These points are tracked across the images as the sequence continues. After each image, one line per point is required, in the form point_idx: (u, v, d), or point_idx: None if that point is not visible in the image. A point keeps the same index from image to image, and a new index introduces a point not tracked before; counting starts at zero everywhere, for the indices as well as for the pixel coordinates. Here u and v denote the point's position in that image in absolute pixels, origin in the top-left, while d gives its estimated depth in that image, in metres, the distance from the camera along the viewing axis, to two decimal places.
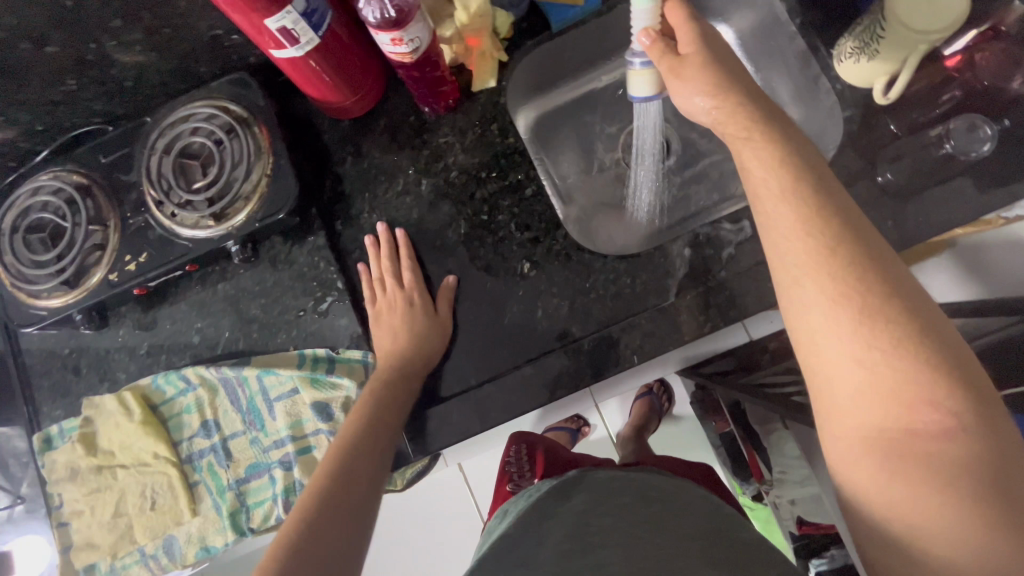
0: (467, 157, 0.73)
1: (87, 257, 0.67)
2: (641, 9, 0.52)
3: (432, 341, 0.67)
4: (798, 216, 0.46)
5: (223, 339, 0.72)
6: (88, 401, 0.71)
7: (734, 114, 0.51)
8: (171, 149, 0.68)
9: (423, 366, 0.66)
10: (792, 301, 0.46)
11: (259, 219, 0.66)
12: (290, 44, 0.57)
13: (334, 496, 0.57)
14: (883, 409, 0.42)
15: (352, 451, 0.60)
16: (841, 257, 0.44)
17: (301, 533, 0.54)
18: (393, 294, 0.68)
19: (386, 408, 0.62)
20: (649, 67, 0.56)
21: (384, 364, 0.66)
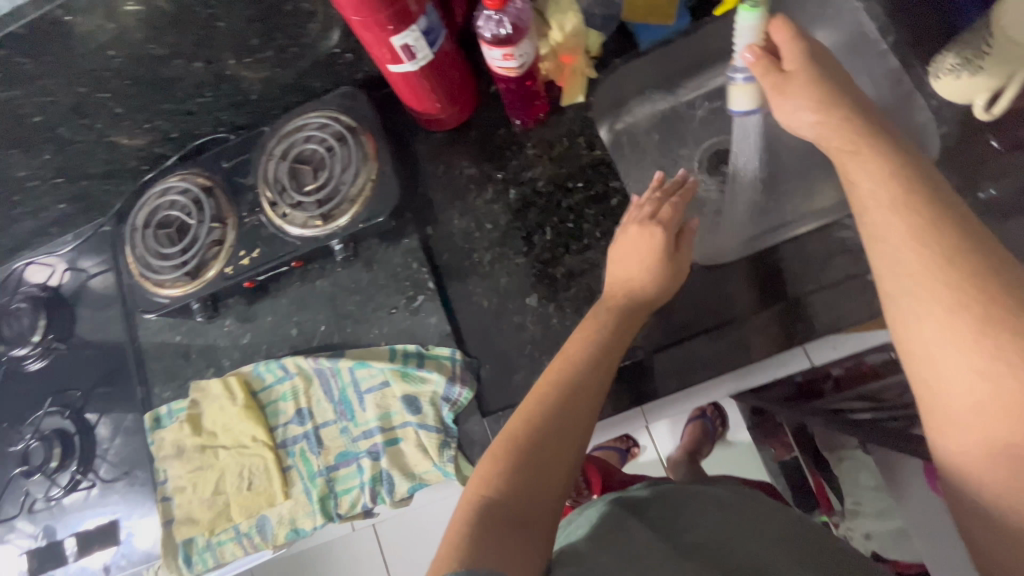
0: (553, 168, 0.76)
1: (207, 251, 0.74)
2: (745, 27, 0.55)
3: (669, 285, 0.62)
4: (908, 227, 0.45)
5: (319, 332, 0.77)
6: (196, 384, 0.77)
7: (839, 130, 0.51)
8: (286, 154, 0.75)
9: (646, 305, 0.61)
10: (900, 311, 0.45)
11: (363, 220, 0.71)
12: (408, 60, 0.62)
13: (559, 424, 0.53)
14: (1006, 423, 0.40)
15: (576, 385, 0.55)
16: (958, 268, 0.43)
17: (518, 456, 0.51)
18: (652, 235, 0.61)
19: (609, 345, 0.59)
20: (750, 83, 0.61)
21: (611, 309, 0.61)
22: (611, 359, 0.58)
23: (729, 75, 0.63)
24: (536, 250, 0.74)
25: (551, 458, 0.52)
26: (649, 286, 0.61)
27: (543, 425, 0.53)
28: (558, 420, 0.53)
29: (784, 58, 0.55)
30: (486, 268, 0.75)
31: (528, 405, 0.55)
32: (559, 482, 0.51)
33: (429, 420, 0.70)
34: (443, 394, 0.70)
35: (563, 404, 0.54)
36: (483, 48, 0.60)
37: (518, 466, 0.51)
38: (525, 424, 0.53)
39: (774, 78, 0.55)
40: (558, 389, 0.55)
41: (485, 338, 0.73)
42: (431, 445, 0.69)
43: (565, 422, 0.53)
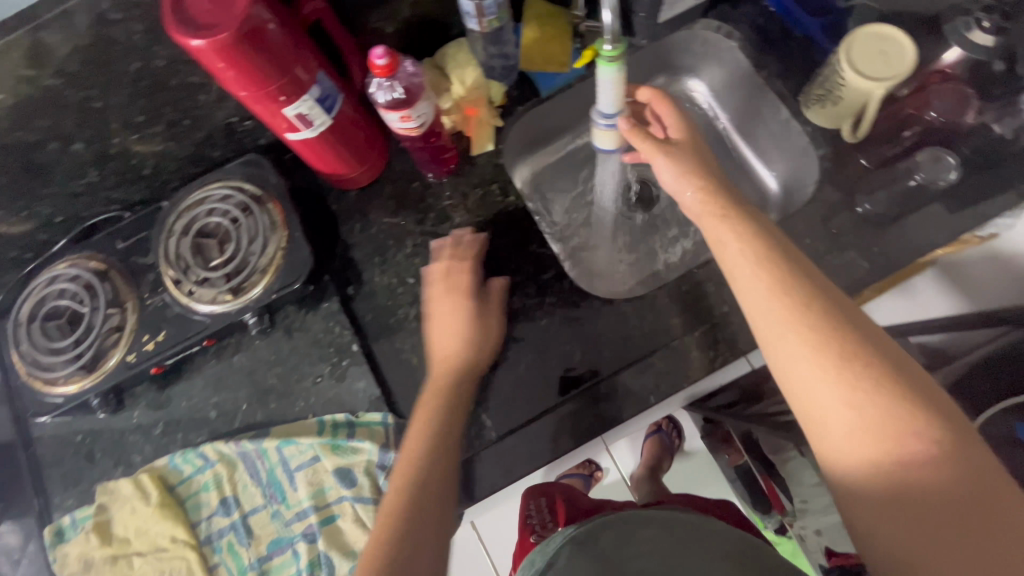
0: (471, 217, 0.77)
1: (105, 340, 0.68)
2: (608, 79, 0.57)
3: (488, 342, 0.69)
4: (768, 277, 0.49)
5: (240, 412, 0.72)
6: (102, 488, 0.69)
7: (711, 191, 0.57)
8: (188, 230, 0.71)
9: (477, 363, 0.67)
10: (773, 352, 0.47)
11: (276, 290, 0.68)
12: (304, 127, 0.61)
13: (418, 507, 0.55)
14: (872, 444, 0.42)
15: (427, 455, 0.58)
16: (818, 312, 0.46)
17: (402, 530, 0.54)
18: (455, 303, 0.69)
19: (456, 385, 0.65)
20: (613, 129, 0.64)
21: (432, 395, 0.64)
22: (446, 431, 0.61)
23: (593, 119, 0.65)
24: None
25: (432, 495, 0.57)
26: (462, 347, 0.67)
27: (406, 512, 0.55)
28: (423, 462, 0.58)
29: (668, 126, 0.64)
30: (412, 323, 0.74)
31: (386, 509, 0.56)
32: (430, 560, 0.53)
33: (365, 492, 0.66)
34: (378, 462, 0.67)
35: (433, 446, 0.59)
36: (382, 110, 0.59)
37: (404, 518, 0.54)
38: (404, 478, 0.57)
39: (652, 141, 0.60)
40: (423, 439, 0.60)
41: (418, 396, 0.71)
42: (369, 518, 0.66)
43: (433, 462, 0.58)
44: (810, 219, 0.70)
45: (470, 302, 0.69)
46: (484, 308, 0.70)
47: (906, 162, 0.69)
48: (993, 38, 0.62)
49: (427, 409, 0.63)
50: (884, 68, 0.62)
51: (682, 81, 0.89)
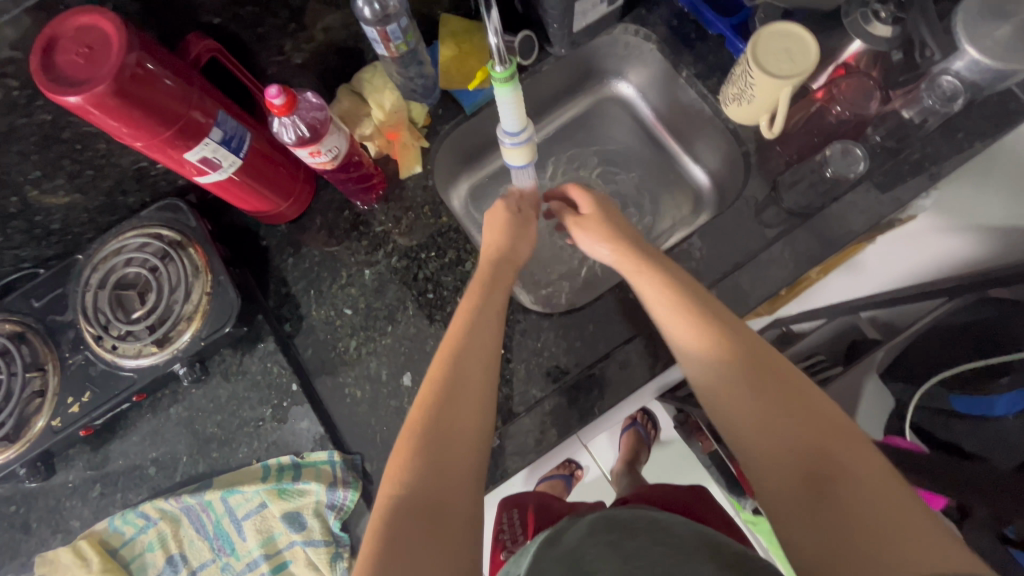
0: (405, 240, 0.75)
1: (26, 406, 0.65)
2: (507, 100, 0.57)
3: (523, 236, 0.69)
4: (687, 321, 0.55)
5: (181, 464, 0.70)
6: (40, 560, 0.66)
7: (627, 254, 0.64)
8: (106, 282, 0.68)
9: (515, 259, 0.67)
10: (701, 392, 0.53)
11: (205, 337, 0.66)
12: (213, 169, 0.59)
13: (459, 376, 0.53)
14: (790, 466, 0.45)
15: (474, 324, 0.58)
16: (723, 344, 0.53)
17: (437, 401, 0.51)
18: (502, 203, 0.71)
19: (511, 253, 0.67)
20: (521, 146, 0.65)
21: (488, 267, 0.65)
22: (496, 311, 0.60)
23: (500, 138, 0.65)
24: (402, 327, 0.73)
25: (453, 453, 0.49)
26: (505, 226, 0.69)
27: (444, 383, 0.53)
28: (448, 414, 0.51)
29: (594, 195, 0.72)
30: (353, 356, 0.72)
31: (428, 379, 0.54)
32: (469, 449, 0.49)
33: (316, 535, 0.65)
34: (327, 501, 0.66)
35: (462, 343, 0.56)
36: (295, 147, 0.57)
37: (429, 461, 0.48)
38: (417, 426, 0.50)
39: (572, 218, 0.70)
40: (445, 397, 0.51)
41: (364, 430, 0.69)
42: (321, 561, 0.65)
43: (459, 410, 0.51)
44: (738, 215, 0.71)
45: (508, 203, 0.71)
46: (522, 212, 0.71)
47: (820, 155, 0.70)
48: (890, 29, 0.65)
49: (442, 373, 0.54)
50: (788, 63, 0.62)
51: (608, 83, 0.90)
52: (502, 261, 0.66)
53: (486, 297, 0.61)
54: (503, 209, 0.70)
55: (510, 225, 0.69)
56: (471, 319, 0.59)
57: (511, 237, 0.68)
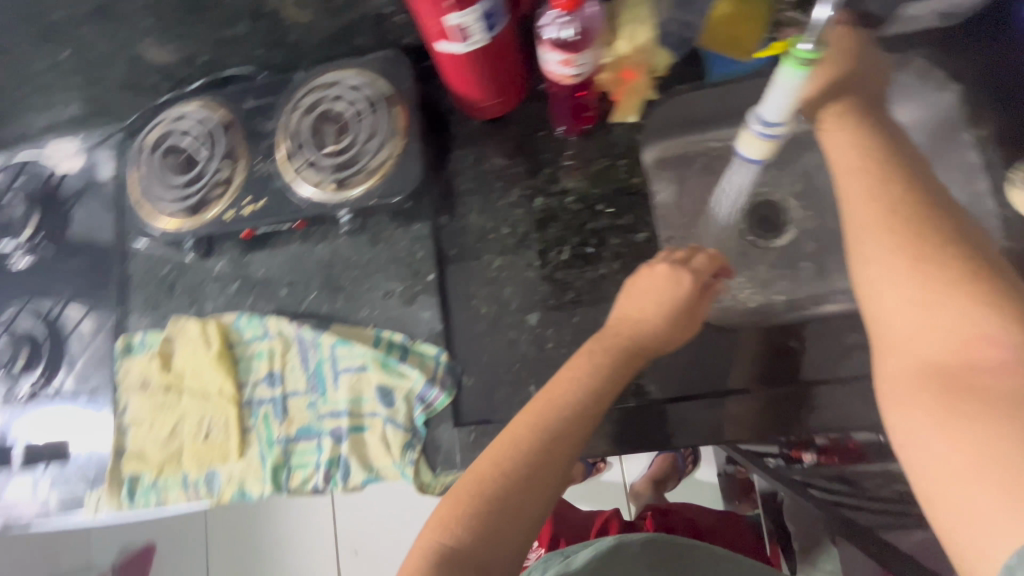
0: (587, 184, 0.71)
1: (212, 190, 0.71)
2: (788, 83, 0.50)
3: (682, 325, 0.61)
4: (869, 182, 0.48)
5: (308, 298, 0.73)
6: (174, 321, 0.75)
7: (840, 106, 0.53)
8: (313, 108, 0.70)
9: (653, 347, 0.61)
10: (855, 261, 0.47)
11: (375, 197, 0.67)
12: (460, 40, 0.57)
13: (539, 451, 0.54)
14: (941, 347, 0.40)
15: (577, 409, 0.56)
16: (900, 207, 0.46)
17: (505, 469, 0.53)
18: (669, 269, 0.62)
19: (654, 339, 0.61)
20: (766, 139, 0.58)
21: (616, 348, 0.60)
22: (604, 398, 0.58)
23: (749, 120, 0.58)
24: (549, 268, 0.70)
25: (507, 531, 0.51)
26: (663, 304, 0.61)
27: (521, 457, 0.54)
28: (512, 487, 0.53)
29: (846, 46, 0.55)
30: (493, 273, 0.71)
31: (507, 440, 0.56)
32: (522, 526, 0.52)
33: (399, 416, 0.67)
34: (419, 393, 0.67)
35: (552, 421, 0.56)
36: (543, 47, 0.55)
37: (485, 525, 0.51)
38: (488, 485, 0.53)
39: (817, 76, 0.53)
40: (524, 472, 0.53)
41: (474, 346, 0.69)
42: (395, 442, 0.66)
43: (523, 486, 0.53)
44: None
45: (686, 279, 0.62)
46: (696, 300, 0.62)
47: None
48: None
49: (530, 443, 0.55)
50: None
51: None
52: (636, 344, 0.60)
53: (602, 379, 0.58)
54: (663, 282, 0.61)
55: (674, 311, 0.60)
56: (578, 400, 0.57)
57: (665, 323, 0.60)
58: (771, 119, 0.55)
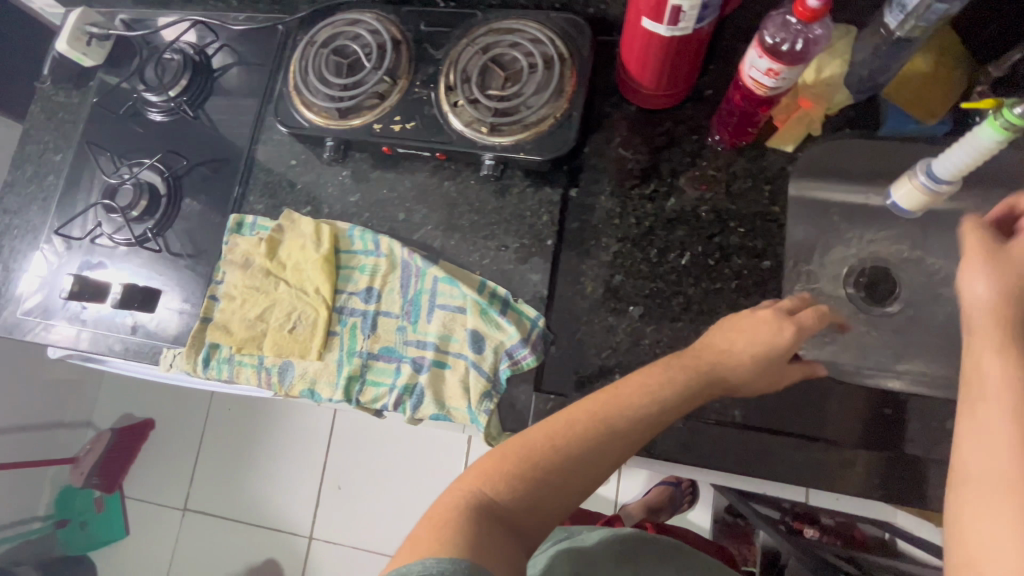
0: (726, 199, 0.71)
1: (366, 100, 0.72)
2: (978, 142, 0.49)
3: (771, 373, 0.58)
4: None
5: (423, 229, 0.75)
6: (289, 213, 0.77)
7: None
8: (488, 49, 0.69)
9: (734, 384, 0.58)
10: (983, 331, 0.42)
11: (524, 151, 0.68)
12: (666, 23, 0.57)
13: (599, 441, 0.52)
14: None
15: (642, 415, 0.54)
16: None
17: (561, 445, 0.52)
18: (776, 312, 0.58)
19: (741, 378, 0.58)
20: (926, 192, 0.56)
21: (697, 373, 0.57)
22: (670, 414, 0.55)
23: (917, 166, 0.56)
24: (664, 268, 0.70)
25: (546, 502, 0.50)
26: (765, 346, 0.57)
27: (580, 439, 0.52)
28: (563, 465, 0.51)
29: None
30: (608, 257, 0.71)
31: (566, 419, 0.53)
32: (559, 502, 0.51)
33: (485, 365, 0.67)
34: (509, 349, 0.67)
35: (616, 416, 0.53)
36: (753, 48, 0.53)
37: (524, 494, 0.50)
38: (535, 459, 0.51)
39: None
40: (577, 456, 0.52)
41: (572, 320, 0.70)
42: (475, 388, 0.67)
43: (573, 466, 0.51)
44: None
45: (788, 332, 0.56)
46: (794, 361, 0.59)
47: None
48: None
49: (583, 431, 0.53)
50: None
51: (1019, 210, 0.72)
52: (717, 375, 0.57)
53: (675, 395, 0.55)
54: (769, 326, 0.57)
55: (772, 356, 0.57)
56: (648, 409, 0.54)
57: (755, 365, 0.57)
58: (939, 175, 0.54)
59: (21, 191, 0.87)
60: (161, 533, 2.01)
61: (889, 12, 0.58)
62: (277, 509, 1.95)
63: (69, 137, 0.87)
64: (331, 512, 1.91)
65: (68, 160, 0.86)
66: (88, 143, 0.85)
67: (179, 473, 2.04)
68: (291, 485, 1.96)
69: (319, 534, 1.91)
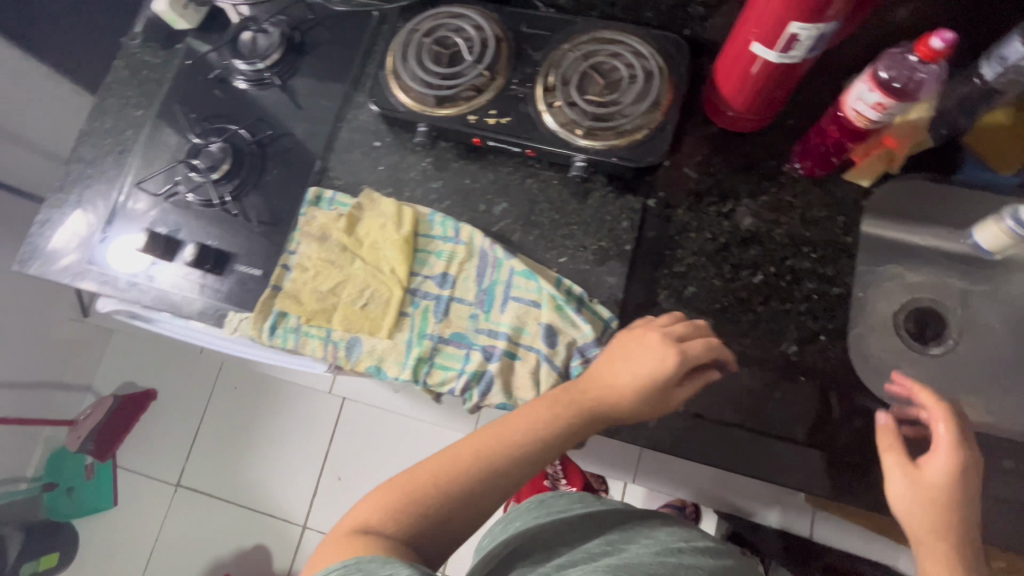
0: (801, 224, 0.73)
1: (464, 91, 0.74)
2: None
3: (656, 403, 0.60)
4: (951, 459, 0.55)
5: (502, 221, 0.76)
6: (368, 192, 0.78)
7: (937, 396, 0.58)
8: (590, 56, 0.72)
9: (618, 414, 0.60)
10: (924, 530, 0.54)
11: (616, 157, 0.70)
12: (777, 50, 0.60)
13: (485, 466, 0.55)
14: None
15: (522, 442, 0.57)
16: (953, 501, 0.54)
17: (450, 474, 0.54)
18: (660, 340, 0.60)
19: (623, 403, 0.59)
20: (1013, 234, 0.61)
21: (576, 401, 0.60)
22: (554, 442, 0.58)
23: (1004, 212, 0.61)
24: (736, 285, 0.72)
25: (445, 529, 0.52)
26: (645, 368, 0.59)
27: (468, 465, 0.55)
28: (451, 491, 0.54)
29: (925, 465, 0.56)
30: (681, 268, 0.73)
31: (454, 450, 0.57)
32: (451, 526, 0.53)
33: (557, 359, 0.69)
34: (582, 347, 0.69)
35: (500, 448, 0.56)
36: (864, 82, 0.56)
37: (412, 527, 0.51)
38: (421, 493, 0.53)
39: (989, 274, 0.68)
40: (463, 483, 0.54)
41: None
42: (545, 381, 0.68)
43: (461, 492, 0.54)
44: None
45: (671, 360, 0.59)
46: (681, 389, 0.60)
47: None
48: None
49: (466, 462, 0.55)
50: None
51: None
52: (602, 409, 0.60)
53: (554, 425, 0.58)
54: (653, 359, 0.59)
55: (655, 390, 0.59)
56: (528, 440, 0.57)
57: (634, 397, 0.59)
58: None
59: (99, 142, 0.88)
60: (151, 507, 1.97)
61: (986, 64, 0.63)
62: (273, 494, 1.92)
63: (154, 95, 0.89)
64: (329, 502, 1.88)
65: (151, 117, 0.87)
66: (174, 104, 0.87)
67: (177, 447, 2.01)
68: (291, 470, 1.93)
69: (313, 523, 1.88)
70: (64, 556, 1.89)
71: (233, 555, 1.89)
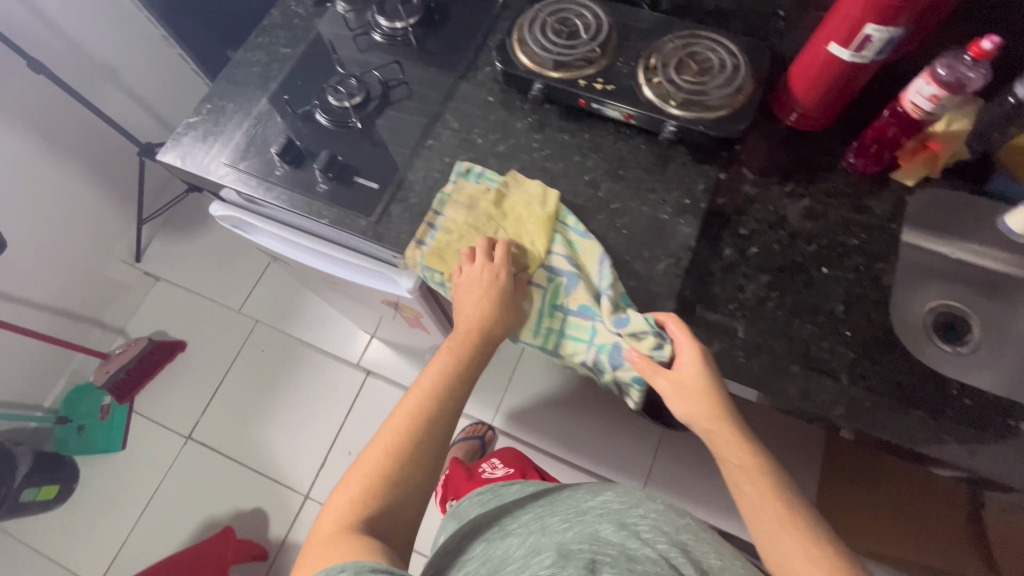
0: (852, 210, 0.85)
1: (578, 60, 0.88)
2: None
3: (504, 309, 0.77)
4: (690, 350, 0.71)
5: (593, 173, 0.88)
6: (514, 175, 0.87)
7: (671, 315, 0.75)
8: (687, 48, 0.86)
9: (492, 338, 0.77)
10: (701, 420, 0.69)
11: (702, 127, 0.82)
12: (850, 49, 0.74)
13: (420, 421, 0.69)
14: (774, 505, 0.62)
15: (439, 387, 0.72)
16: (707, 387, 0.70)
17: (394, 440, 0.67)
18: (486, 275, 0.77)
19: (489, 330, 0.77)
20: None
21: (463, 343, 0.76)
22: (457, 376, 0.74)
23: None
24: (792, 251, 0.82)
25: (414, 479, 0.66)
26: (490, 299, 0.76)
27: (410, 427, 0.68)
28: (402, 450, 0.66)
29: (679, 365, 0.72)
30: (744, 231, 0.84)
31: (395, 423, 0.69)
32: (417, 474, 0.66)
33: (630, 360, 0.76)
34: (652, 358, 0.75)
35: (427, 406, 0.70)
36: (923, 78, 0.70)
37: (387, 491, 0.64)
38: (371, 468, 0.65)
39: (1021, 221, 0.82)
40: (407, 440, 0.67)
41: (707, 273, 0.81)
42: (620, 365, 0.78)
43: (412, 448, 0.67)
44: None
45: (498, 278, 0.77)
46: (504, 280, 0.78)
47: None
48: None
49: (403, 425, 0.68)
50: None
51: None
52: (479, 335, 0.76)
53: (455, 366, 0.74)
54: (479, 276, 0.77)
55: (493, 295, 0.76)
56: (440, 384, 0.72)
57: (489, 315, 0.76)
58: None
59: (249, 69, 1.03)
60: (158, 456, 1.97)
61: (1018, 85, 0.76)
62: (281, 459, 1.93)
63: (302, 39, 1.04)
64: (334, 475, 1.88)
65: (298, 55, 1.02)
66: (321, 47, 1.02)
67: (195, 400, 2.03)
68: (302, 439, 1.94)
69: (316, 494, 1.87)
70: (63, 490, 1.88)
71: (231, 514, 1.87)
